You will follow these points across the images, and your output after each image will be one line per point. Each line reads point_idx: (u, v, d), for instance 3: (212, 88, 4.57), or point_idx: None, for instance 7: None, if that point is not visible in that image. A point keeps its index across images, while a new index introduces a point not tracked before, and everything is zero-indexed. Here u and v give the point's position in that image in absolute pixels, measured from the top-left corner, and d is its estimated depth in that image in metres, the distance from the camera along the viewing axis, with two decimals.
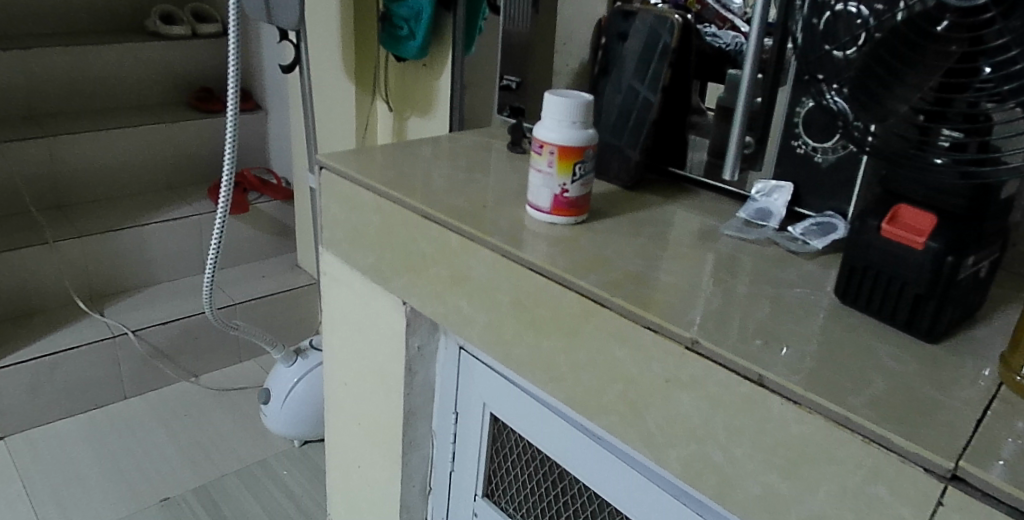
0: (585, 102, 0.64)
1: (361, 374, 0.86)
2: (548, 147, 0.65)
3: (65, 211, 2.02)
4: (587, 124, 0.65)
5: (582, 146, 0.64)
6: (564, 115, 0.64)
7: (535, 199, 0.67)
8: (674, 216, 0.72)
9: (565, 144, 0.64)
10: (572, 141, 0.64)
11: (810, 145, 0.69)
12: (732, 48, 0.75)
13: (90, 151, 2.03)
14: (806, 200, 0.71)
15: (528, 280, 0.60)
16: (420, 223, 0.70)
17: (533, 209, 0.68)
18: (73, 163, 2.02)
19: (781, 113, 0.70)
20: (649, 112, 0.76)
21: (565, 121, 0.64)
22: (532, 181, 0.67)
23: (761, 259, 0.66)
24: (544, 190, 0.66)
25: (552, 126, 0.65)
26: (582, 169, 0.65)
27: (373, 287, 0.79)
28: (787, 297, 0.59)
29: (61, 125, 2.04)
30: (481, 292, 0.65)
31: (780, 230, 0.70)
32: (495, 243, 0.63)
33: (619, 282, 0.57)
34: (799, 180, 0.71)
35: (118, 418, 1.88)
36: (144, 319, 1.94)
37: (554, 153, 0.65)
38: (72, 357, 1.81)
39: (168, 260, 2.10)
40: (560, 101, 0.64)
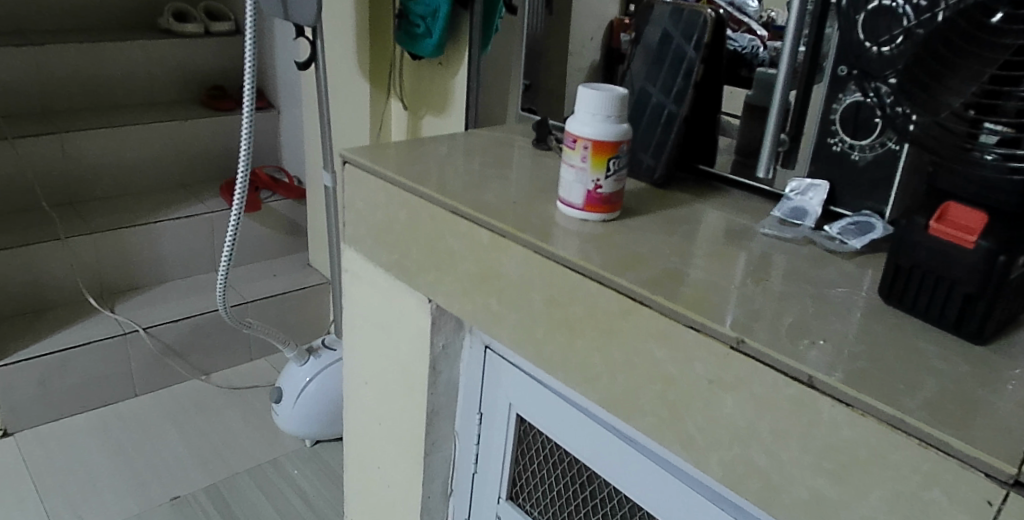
0: (619, 96, 0.63)
1: (383, 373, 0.85)
2: (582, 142, 0.64)
3: (76, 208, 2.02)
4: (622, 119, 0.64)
5: (617, 140, 0.63)
6: (597, 109, 0.63)
7: (567, 195, 0.66)
8: (707, 215, 0.71)
9: (600, 139, 0.63)
10: (606, 137, 0.63)
11: (846, 143, 0.68)
12: (748, 51, 0.75)
13: (103, 148, 2.03)
14: (842, 198, 0.70)
15: (563, 278, 0.59)
16: (447, 219, 0.69)
17: (565, 206, 0.67)
18: (85, 159, 2.02)
19: (817, 109, 0.69)
20: (681, 108, 0.74)
21: (599, 116, 0.63)
22: (565, 177, 0.66)
23: (799, 258, 0.64)
24: (577, 187, 0.65)
25: (586, 121, 0.64)
26: (617, 164, 0.64)
27: (398, 284, 0.78)
28: (827, 295, 0.58)
29: (74, 121, 2.04)
30: (511, 289, 0.64)
31: (815, 229, 0.69)
32: (528, 239, 0.62)
33: (655, 279, 0.56)
34: (834, 178, 0.70)
35: (129, 416, 1.87)
36: (155, 317, 1.93)
37: (587, 148, 0.63)
38: (84, 353, 1.81)
39: (179, 257, 2.09)
40: (594, 95, 0.63)
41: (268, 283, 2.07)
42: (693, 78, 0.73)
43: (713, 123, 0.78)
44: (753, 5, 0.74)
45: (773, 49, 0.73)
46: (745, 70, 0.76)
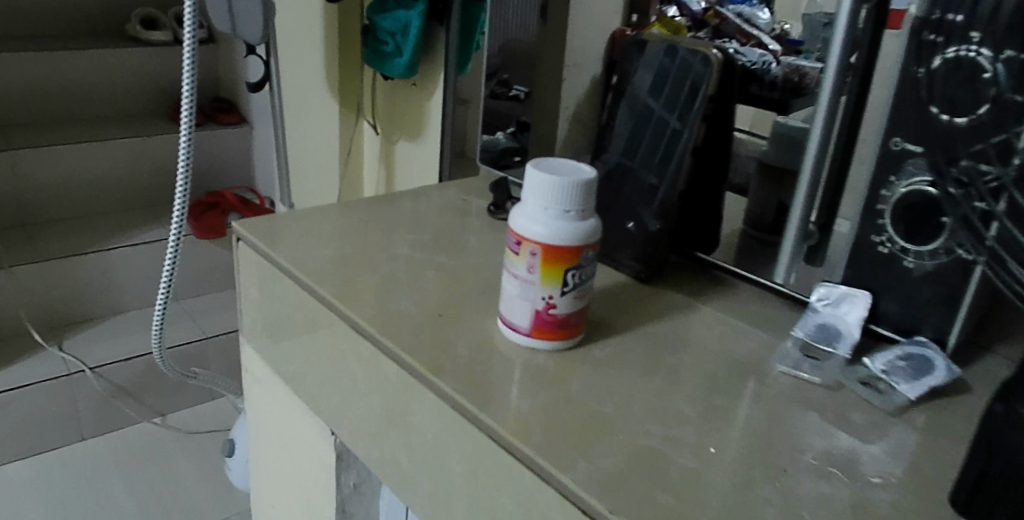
0: (583, 181, 0.44)
1: (289, 501, 0.67)
2: (529, 245, 0.45)
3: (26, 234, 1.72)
4: (589, 212, 0.45)
5: (581, 243, 0.45)
6: (551, 200, 0.44)
7: (508, 311, 0.48)
8: (703, 332, 0.52)
9: (554, 242, 0.44)
10: (564, 237, 0.44)
11: (897, 243, 0.49)
12: (758, 69, 0.54)
13: (58, 165, 1.73)
14: (886, 315, 0.51)
15: (489, 450, 0.41)
16: (348, 335, 0.51)
17: (505, 323, 0.48)
18: (39, 179, 1.72)
19: (858, 192, 0.50)
20: (677, 181, 0.57)
21: (555, 209, 0.44)
22: (506, 289, 0.47)
23: (832, 404, 0.46)
24: (521, 305, 0.46)
25: (535, 214, 0.45)
26: (576, 276, 0.45)
27: (297, 402, 0.60)
28: (874, 488, 0.39)
29: (25, 136, 1.74)
30: (427, 446, 0.46)
31: (851, 360, 0.50)
32: (445, 387, 0.43)
33: (619, 474, 0.38)
34: (876, 289, 0.51)
35: (72, 465, 1.54)
36: (103, 354, 1.62)
37: (537, 254, 0.45)
38: (24, 396, 1.50)
39: (138, 286, 1.79)
40: (547, 179, 0.44)
41: (230, 316, 1.89)
42: (692, 141, 0.56)
43: (712, 197, 0.58)
44: (764, 14, 0.53)
45: (787, 65, 0.52)
46: (755, 89, 0.54)
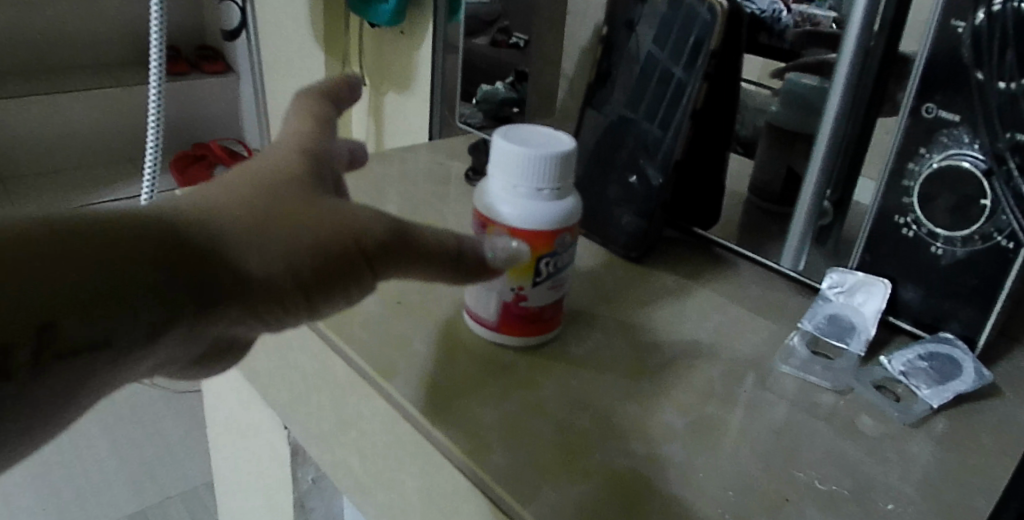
0: (557, 157, 0.37)
1: (249, 489, 0.62)
2: (495, 228, 0.39)
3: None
4: (565, 191, 0.39)
5: (554, 228, 0.39)
6: (520, 178, 0.38)
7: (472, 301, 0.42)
8: (697, 323, 0.46)
9: (524, 227, 0.38)
10: (535, 222, 0.38)
11: (924, 226, 0.43)
12: (768, 17, 0.47)
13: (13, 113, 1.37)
14: (907, 306, 0.45)
15: (445, 470, 0.35)
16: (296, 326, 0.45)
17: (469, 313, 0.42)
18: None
19: (881, 167, 0.44)
20: (674, 148, 0.49)
21: (525, 187, 0.38)
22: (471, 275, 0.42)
23: (840, 410, 0.40)
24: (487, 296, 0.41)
25: (502, 193, 0.39)
26: (551, 264, 0.40)
27: (249, 389, 0.54)
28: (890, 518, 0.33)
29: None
30: (381, 454, 0.40)
31: (865, 358, 0.43)
32: (396, 394, 0.38)
33: (591, 510, 0.32)
34: (896, 277, 0.45)
35: None
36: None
37: (505, 239, 0.39)
38: None
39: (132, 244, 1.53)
40: (516, 153, 0.37)
41: None
42: (691, 105, 0.48)
43: (712, 166, 0.52)
44: None
45: (799, 13, 0.46)
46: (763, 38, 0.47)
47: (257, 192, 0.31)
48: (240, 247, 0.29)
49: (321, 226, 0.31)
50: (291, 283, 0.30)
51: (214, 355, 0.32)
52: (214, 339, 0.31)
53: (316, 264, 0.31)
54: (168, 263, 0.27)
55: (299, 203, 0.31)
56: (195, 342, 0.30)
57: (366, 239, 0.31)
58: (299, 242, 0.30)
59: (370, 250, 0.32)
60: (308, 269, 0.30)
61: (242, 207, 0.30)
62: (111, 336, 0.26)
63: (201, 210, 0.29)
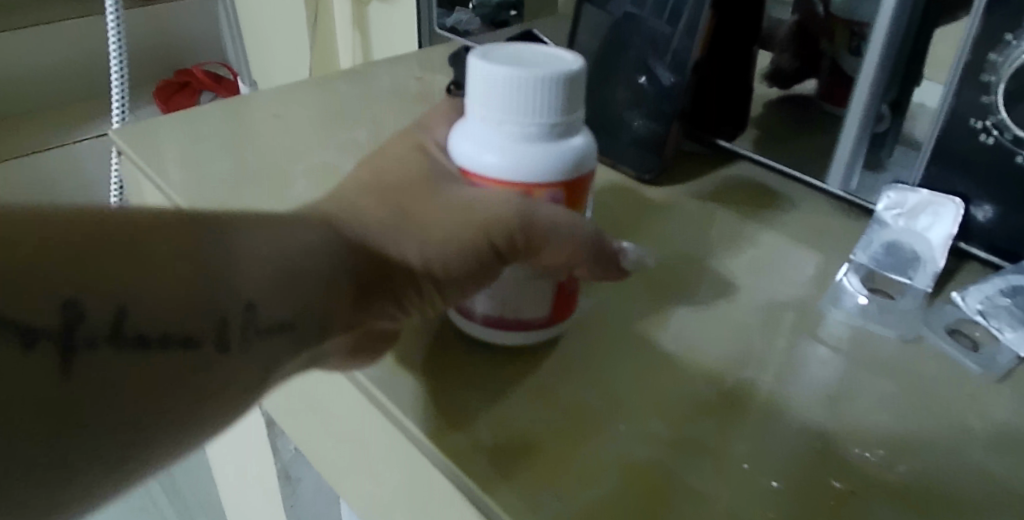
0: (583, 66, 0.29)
1: (235, 456, 0.57)
2: (488, 186, 0.29)
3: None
4: (573, 127, 0.29)
5: (561, 176, 0.29)
6: (512, 110, 0.28)
7: (485, 309, 0.31)
8: (725, 260, 0.39)
9: (523, 179, 0.29)
10: (537, 167, 0.29)
11: (1009, 131, 0.34)
12: None
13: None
14: (980, 228, 0.37)
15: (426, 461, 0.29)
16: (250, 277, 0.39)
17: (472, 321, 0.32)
18: None
19: (953, 59, 0.35)
20: (691, 46, 0.40)
21: (517, 124, 0.28)
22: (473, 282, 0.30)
23: (902, 360, 0.33)
24: (536, 292, 0.30)
25: (486, 134, 0.29)
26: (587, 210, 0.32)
27: None
28: (968, 501, 0.27)
29: None
30: (357, 438, 0.34)
31: (933, 293, 0.36)
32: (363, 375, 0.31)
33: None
34: (969, 194, 0.36)
35: None
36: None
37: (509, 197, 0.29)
38: None
39: None
40: (501, 78, 0.28)
41: None
42: None
43: (738, 67, 0.44)
44: None
45: None
46: None
47: (391, 194, 0.31)
48: (374, 245, 0.30)
49: (449, 229, 0.29)
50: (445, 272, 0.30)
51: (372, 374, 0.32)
52: (359, 338, 0.30)
53: (460, 256, 0.29)
54: (323, 251, 0.28)
55: (436, 196, 0.30)
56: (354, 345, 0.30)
57: (502, 235, 0.29)
58: (433, 235, 0.30)
59: (502, 240, 0.29)
60: (445, 265, 0.29)
61: (383, 207, 0.31)
62: (299, 318, 0.27)
63: (341, 213, 0.30)
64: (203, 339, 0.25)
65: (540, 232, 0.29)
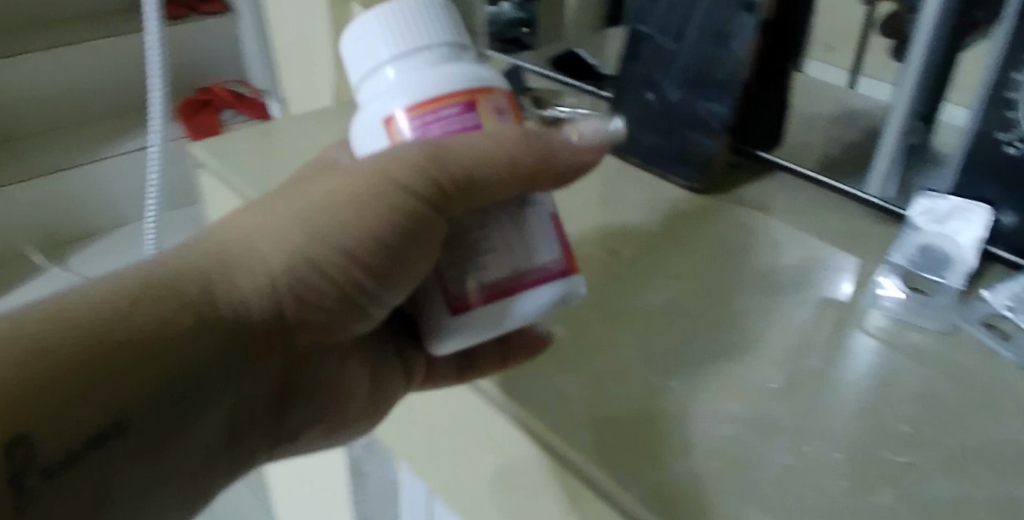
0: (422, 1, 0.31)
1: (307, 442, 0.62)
2: (402, 123, 0.30)
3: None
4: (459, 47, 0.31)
5: (464, 79, 0.30)
6: (380, 47, 0.30)
7: (498, 274, 0.30)
8: (774, 262, 0.42)
9: (422, 90, 0.29)
10: (446, 82, 0.30)
11: None
12: None
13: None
14: (1007, 231, 0.41)
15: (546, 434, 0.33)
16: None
17: (487, 307, 0.30)
18: None
19: (982, 77, 0.39)
20: (739, 67, 0.43)
21: (394, 53, 0.30)
22: (465, 239, 0.31)
23: (943, 351, 0.36)
24: (535, 223, 0.31)
25: (376, 87, 0.31)
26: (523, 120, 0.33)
27: None
28: (1009, 471, 0.30)
29: None
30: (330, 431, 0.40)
31: (966, 289, 0.40)
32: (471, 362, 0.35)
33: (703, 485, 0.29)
34: (997, 201, 0.40)
35: None
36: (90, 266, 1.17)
37: (433, 112, 0.30)
38: None
39: None
40: (366, 25, 0.31)
41: None
42: (759, 14, 0.42)
43: (778, 83, 0.47)
44: None
45: None
46: None
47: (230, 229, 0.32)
48: (224, 285, 0.31)
49: (324, 234, 0.31)
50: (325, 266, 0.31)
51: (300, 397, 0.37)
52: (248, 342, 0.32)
53: (356, 238, 0.31)
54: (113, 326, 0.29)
55: (287, 214, 0.31)
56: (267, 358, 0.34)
57: (410, 191, 0.30)
58: (310, 236, 0.31)
59: (444, 179, 0.30)
60: (357, 240, 0.31)
61: (235, 233, 0.32)
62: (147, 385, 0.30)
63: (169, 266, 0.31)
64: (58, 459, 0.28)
65: (452, 156, 0.29)
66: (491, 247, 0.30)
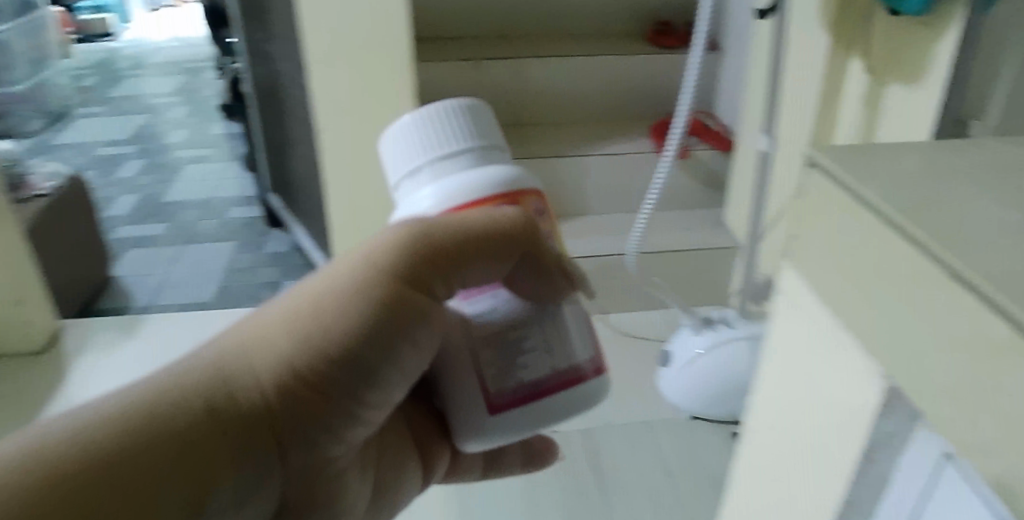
0: (463, 107, 0.45)
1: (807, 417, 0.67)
2: (430, 217, 0.45)
3: (515, 129, 1.63)
4: (488, 151, 0.46)
5: (496, 184, 0.45)
6: (417, 155, 0.45)
7: (536, 374, 0.46)
8: None
9: (446, 197, 0.45)
10: (469, 186, 0.44)
11: None
12: None
13: (524, 71, 1.60)
14: None
15: None
16: (937, 286, 0.44)
17: (523, 406, 0.46)
18: (541, 90, 1.63)
19: None
20: None
21: (427, 158, 0.45)
22: (486, 340, 0.45)
23: None
24: (572, 326, 0.47)
25: (416, 182, 0.46)
26: (531, 202, 0.46)
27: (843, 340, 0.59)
28: None
29: (531, 47, 1.66)
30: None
31: None
32: None
33: None
34: None
35: None
36: (578, 245, 1.55)
37: (472, 210, 0.44)
38: None
39: (607, 195, 1.61)
40: (407, 137, 0.46)
41: (673, 235, 1.64)
42: None
43: None
44: None
45: None
46: None
47: (240, 342, 0.45)
48: (246, 373, 0.44)
49: (339, 321, 0.44)
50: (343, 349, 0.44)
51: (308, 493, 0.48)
52: (292, 411, 0.45)
53: (358, 325, 0.44)
54: (179, 411, 0.42)
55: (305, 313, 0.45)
56: (277, 456, 0.45)
57: (406, 275, 0.45)
58: (333, 325, 0.44)
59: (445, 253, 0.44)
60: (358, 325, 0.44)
61: (247, 339, 0.45)
62: (229, 432, 0.43)
63: (208, 368, 0.44)
64: (178, 493, 0.41)
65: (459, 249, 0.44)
66: (536, 348, 0.46)
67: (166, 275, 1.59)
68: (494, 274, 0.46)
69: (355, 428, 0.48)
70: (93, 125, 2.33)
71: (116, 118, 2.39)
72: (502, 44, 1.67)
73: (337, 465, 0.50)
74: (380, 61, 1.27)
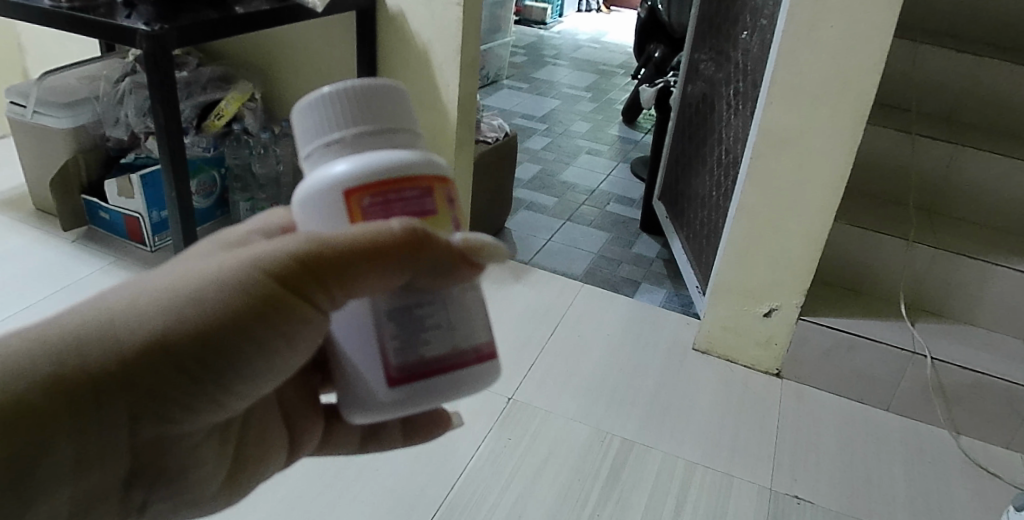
0: (365, 85, 0.50)
1: None
2: (333, 198, 0.49)
3: (927, 216, 1.59)
4: (394, 132, 0.51)
5: (423, 172, 0.50)
6: (327, 131, 0.50)
7: (437, 350, 0.52)
8: None
9: (351, 175, 0.49)
10: (381, 166, 0.49)
11: None
12: None
13: (958, 161, 1.55)
14: None
15: None
16: None
17: (418, 382, 0.52)
18: (968, 182, 1.56)
19: None
20: None
21: (338, 135, 0.50)
22: (381, 326, 0.51)
23: None
24: (470, 313, 0.53)
25: (326, 156, 0.50)
26: (447, 194, 0.52)
27: None
28: None
29: (979, 138, 1.59)
30: (172, 473, 0.57)
31: None
32: None
33: None
34: None
35: (872, 468, 1.35)
36: (954, 350, 1.44)
37: (398, 193, 0.50)
38: (872, 349, 1.44)
39: (1014, 313, 1.47)
40: (318, 115, 0.50)
41: None
42: None
43: None
44: None
45: None
46: None
47: (116, 304, 0.49)
48: (118, 337, 0.48)
49: (213, 293, 0.49)
50: (212, 328, 0.50)
51: (147, 449, 0.54)
52: (159, 380, 0.50)
53: (230, 305, 0.50)
54: (52, 362, 0.47)
55: (178, 286, 0.50)
56: (128, 416, 0.50)
57: (287, 267, 0.49)
58: (212, 300, 0.50)
59: (331, 250, 0.48)
60: (228, 301, 0.50)
61: (120, 302, 0.50)
62: (94, 384, 0.48)
63: (78, 322, 0.48)
64: (35, 427, 0.46)
65: (352, 233, 0.48)
66: (437, 328, 0.52)
67: (546, 243, 1.87)
68: (382, 285, 0.50)
69: (209, 403, 0.53)
70: (518, 98, 2.68)
71: (536, 97, 2.71)
72: (945, 127, 1.62)
73: (182, 432, 0.55)
74: (823, 103, 1.27)
